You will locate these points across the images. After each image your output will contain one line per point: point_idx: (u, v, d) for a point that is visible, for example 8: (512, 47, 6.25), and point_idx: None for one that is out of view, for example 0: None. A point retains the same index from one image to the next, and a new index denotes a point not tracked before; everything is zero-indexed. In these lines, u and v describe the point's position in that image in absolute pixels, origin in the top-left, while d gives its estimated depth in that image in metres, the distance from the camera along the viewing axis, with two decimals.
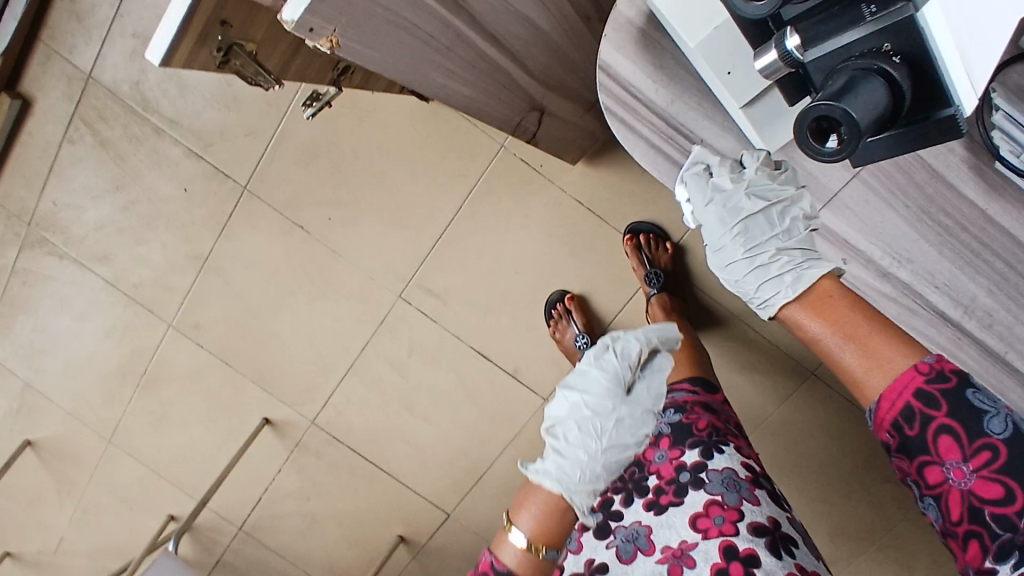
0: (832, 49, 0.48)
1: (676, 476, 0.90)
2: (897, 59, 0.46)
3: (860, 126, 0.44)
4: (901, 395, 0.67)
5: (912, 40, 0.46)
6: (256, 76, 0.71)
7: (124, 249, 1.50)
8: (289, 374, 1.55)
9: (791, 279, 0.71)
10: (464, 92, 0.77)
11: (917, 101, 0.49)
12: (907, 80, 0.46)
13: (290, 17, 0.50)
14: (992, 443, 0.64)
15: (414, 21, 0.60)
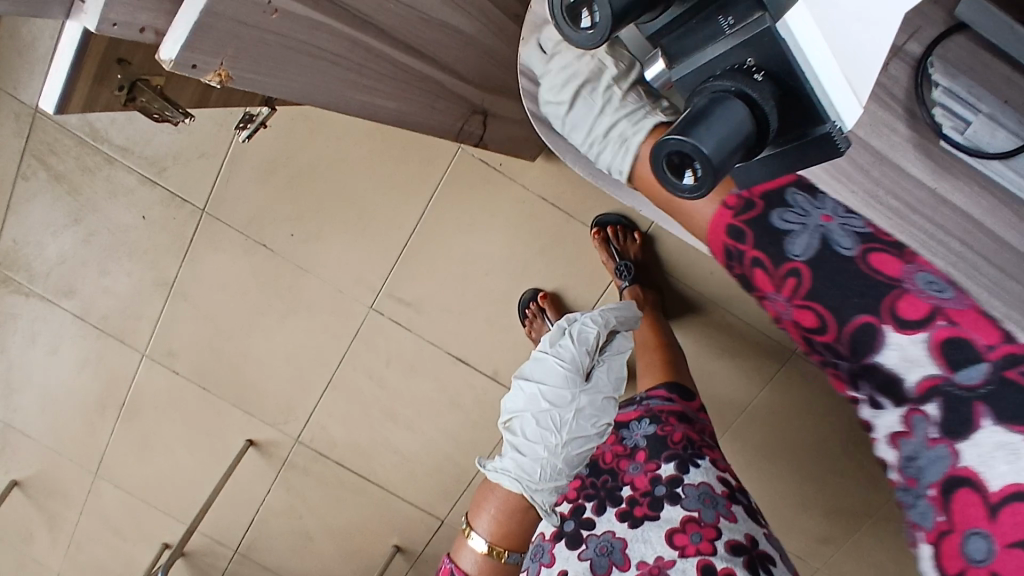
0: (695, 66, 0.35)
1: (651, 488, 0.88)
2: (760, 76, 0.33)
3: (718, 164, 0.30)
4: (721, 221, 0.53)
5: (778, 54, 0.32)
6: (165, 110, 0.69)
7: (88, 282, 1.47)
8: (268, 395, 1.53)
9: (617, 146, 0.57)
10: (391, 106, 0.74)
11: (791, 125, 0.35)
12: (773, 103, 0.33)
13: (168, 56, 0.48)
14: (796, 266, 0.48)
15: (314, 43, 0.57)
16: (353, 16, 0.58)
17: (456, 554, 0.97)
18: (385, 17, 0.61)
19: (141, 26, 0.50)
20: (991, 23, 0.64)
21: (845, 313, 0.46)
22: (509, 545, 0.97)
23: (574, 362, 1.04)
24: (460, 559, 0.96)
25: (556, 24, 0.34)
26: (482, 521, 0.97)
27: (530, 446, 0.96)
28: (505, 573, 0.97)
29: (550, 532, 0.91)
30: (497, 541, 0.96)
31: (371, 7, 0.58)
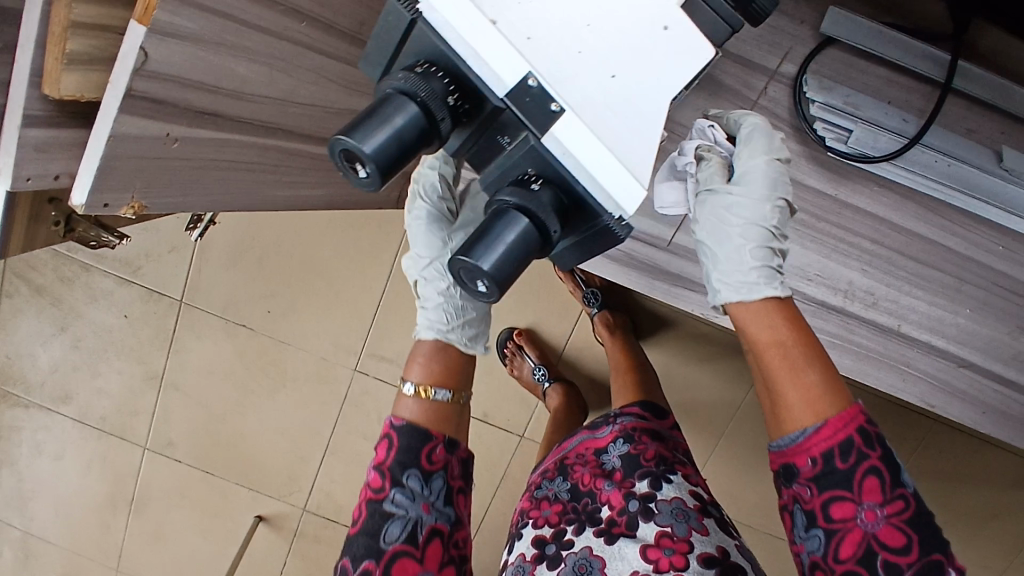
0: (494, 173, 0.44)
1: (626, 506, 0.86)
2: (536, 187, 0.42)
3: (490, 276, 0.41)
4: (845, 429, 0.57)
5: (545, 164, 0.42)
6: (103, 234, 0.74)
7: (83, 385, 1.51)
8: (270, 468, 1.55)
9: (763, 273, 0.60)
10: (320, 193, 0.78)
11: (579, 218, 0.44)
12: (549, 204, 0.42)
13: (80, 201, 0.52)
14: (905, 494, 0.57)
15: (224, 156, 0.61)
16: (257, 126, 0.62)
17: (392, 408, 0.70)
18: (290, 120, 0.65)
19: (54, 174, 0.55)
20: (862, 32, 0.62)
21: (920, 530, 0.56)
22: (443, 382, 0.69)
23: (433, 208, 0.71)
24: (395, 411, 0.70)
25: (354, 180, 0.43)
26: (410, 369, 0.70)
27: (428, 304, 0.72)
28: (454, 421, 0.70)
29: (530, 555, 0.85)
30: (435, 378, 0.70)
31: (273, 115, 0.63)
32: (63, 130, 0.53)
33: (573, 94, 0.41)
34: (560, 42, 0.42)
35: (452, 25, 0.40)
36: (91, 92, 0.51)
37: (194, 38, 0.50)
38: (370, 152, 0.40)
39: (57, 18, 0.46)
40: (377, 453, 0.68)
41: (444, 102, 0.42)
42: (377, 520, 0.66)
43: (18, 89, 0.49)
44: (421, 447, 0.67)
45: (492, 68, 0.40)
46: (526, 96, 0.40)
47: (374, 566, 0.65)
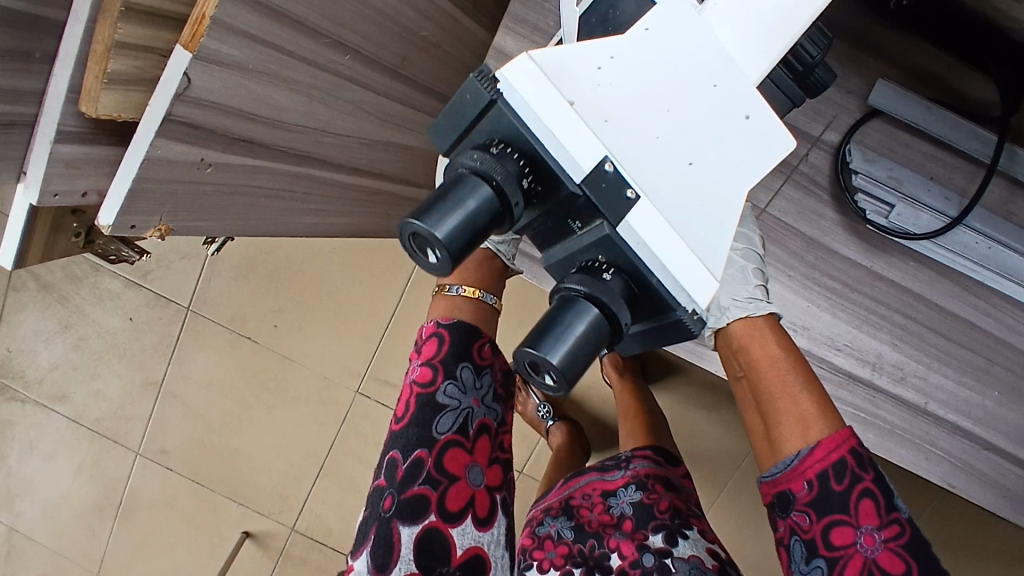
0: (562, 254, 0.43)
1: (639, 558, 0.81)
2: (608, 276, 0.40)
3: (555, 366, 0.38)
4: (838, 450, 0.56)
5: (618, 253, 0.40)
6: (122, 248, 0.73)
7: (81, 386, 1.49)
8: (262, 485, 1.52)
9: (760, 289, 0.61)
10: (344, 221, 0.77)
11: (650, 308, 0.42)
12: (621, 293, 0.40)
13: (106, 221, 0.50)
14: (900, 519, 0.56)
15: (253, 184, 0.60)
16: (290, 154, 0.61)
17: (433, 314, 0.70)
18: (322, 148, 0.64)
19: (82, 190, 0.53)
20: (911, 107, 0.61)
21: (918, 553, 0.55)
22: (489, 287, 0.70)
23: None
24: (434, 315, 0.69)
25: (422, 262, 0.40)
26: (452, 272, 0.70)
27: None
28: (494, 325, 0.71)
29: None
30: (473, 283, 0.70)
31: (307, 144, 0.62)
32: (95, 147, 0.52)
33: (648, 181, 0.39)
34: (638, 126, 0.39)
35: (532, 107, 0.38)
36: (127, 111, 0.50)
37: (239, 66, 0.49)
38: (443, 238, 0.38)
39: (102, 37, 0.45)
40: (424, 354, 0.67)
41: (519, 185, 0.39)
42: (428, 414, 0.65)
43: (54, 104, 0.48)
44: (472, 343, 0.67)
45: (570, 151, 0.38)
46: (602, 181, 0.38)
47: (426, 456, 0.65)
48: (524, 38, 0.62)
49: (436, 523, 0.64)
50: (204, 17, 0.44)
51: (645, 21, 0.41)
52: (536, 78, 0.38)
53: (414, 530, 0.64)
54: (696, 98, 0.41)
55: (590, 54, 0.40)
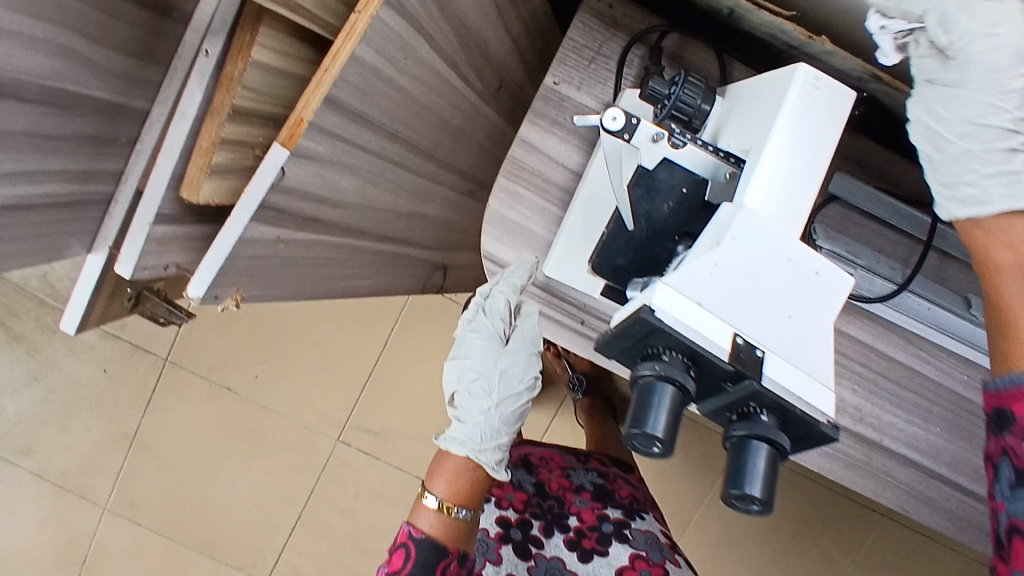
0: (718, 402, 0.41)
1: (598, 524, 0.93)
2: (763, 416, 0.39)
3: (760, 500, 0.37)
4: None
5: (768, 400, 0.39)
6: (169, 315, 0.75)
7: (47, 440, 1.46)
8: (236, 538, 1.51)
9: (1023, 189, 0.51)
10: (367, 282, 0.84)
11: (795, 433, 0.41)
12: (784, 432, 0.39)
13: (195, 292, 0.56)
14: None
15: (309, 255, 0.67)
16: (341, 228, 0.68)
17: (409, 517, 0.72)
18: (364, 222, 0.72)
19: (164, 265, 0.58)
20: (862, 194, 0.74)
21: None
22: (466, 501, 0.72)
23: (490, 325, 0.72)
24: (414, 521, 0.71)
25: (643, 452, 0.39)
26: (434, 480, 0.72)
27: (464, 419, 0.72)
28: (468, 536, 0.73)
29: (494, 534, 0.90)
30: (445, 498, 0.71)
31: (354, 219, 0.69)
32: (181, 227, 0.57)
33: (768, 335, 0.39)
34: (751, 313, 0.39)
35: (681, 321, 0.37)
36: (221, 197, 0.55)
37: (318, 158, 0.57)
38: (660, 434, 0.37)
39: (210, 133, 0.52)
40: (390, 564, 0.70)
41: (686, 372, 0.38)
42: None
43: (157, 190, 0.53)
44: (432, 565, 0.69)
45: (711, 338, 0.38)
46: (741, 353, 0.38)
47: None
48: (545, 130, 0.73)
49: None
50: (303, 121, 0.52)
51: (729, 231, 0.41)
52: (668, 299, 0.38)
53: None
54: (795, 279, 0.41)
55: (695, 269, 0.40)
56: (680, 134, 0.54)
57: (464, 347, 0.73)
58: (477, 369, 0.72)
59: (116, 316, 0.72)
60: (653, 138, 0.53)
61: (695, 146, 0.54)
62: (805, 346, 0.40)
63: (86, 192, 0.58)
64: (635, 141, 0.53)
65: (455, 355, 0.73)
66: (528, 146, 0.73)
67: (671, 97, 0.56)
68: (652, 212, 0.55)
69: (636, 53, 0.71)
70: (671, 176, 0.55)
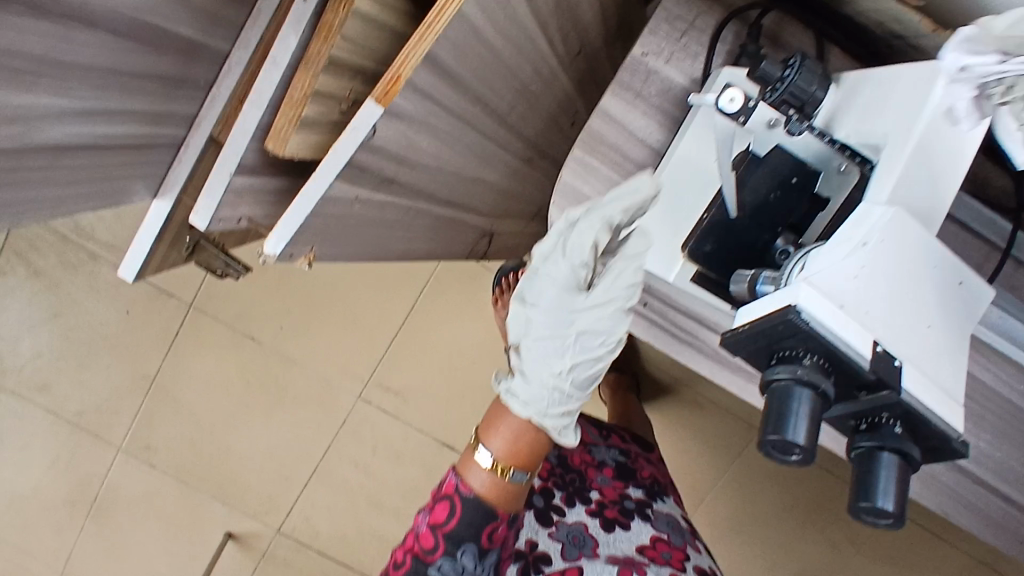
0: (845, 411, 0.40)
1: (621, 500, 0.82)
2: (896, 428, 0.39)
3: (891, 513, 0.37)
4: None
5: (909, 412, 0.38)
6: (225, 267, 0.72)
7: (66, 378, 1.45)
8: (250, 486, 1.51)
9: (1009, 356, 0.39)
10: (422, 246, 0.82)
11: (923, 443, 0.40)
12: (916, 445, 0.39)
13: (273, 250, 0.54)
14: None
15: (380, 216, 0.64)
16: (412, 190, 0.65)
17: (457, 464, 0.61)
18: (433, 185, 0.69)
19: (238, 218, 0.55)
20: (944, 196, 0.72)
21: None
22: (525, 462, 0.59)
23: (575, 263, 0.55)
24: (463, 473, 0.60)
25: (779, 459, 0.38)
26: (491, 434, 0.59)
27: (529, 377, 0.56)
28: (521, 499, 0.61)
29: None
30: (501, 456, 0.58)
31: (425, 182, 0.66)
32: (258, 180, 0.54)
33: (908, 346, 0.39)
34: (888, 320, 0.38)
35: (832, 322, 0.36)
36: (304, 152, 0.53)
37: (407, 117, 0.54)
38: (802, 442, 0.35)
39: (301, 84, 0.49)
40: (431, 517, 0.61)
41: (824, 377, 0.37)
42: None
43: (242, 140, 0.50)
44: (478, 531, 0.60)
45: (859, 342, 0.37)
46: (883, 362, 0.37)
47: None
48: (628, 102, 0.69)
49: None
50: (401, 78, 0.50)
51: (878, 233, 0.39)
52: (816, 300, 0.37)
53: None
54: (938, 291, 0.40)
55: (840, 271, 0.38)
56: (797, 120, 0.51)
57: (537, 286, 0.56)
58: (554, 318, 0.55)
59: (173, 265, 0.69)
60: (769, 123, 0.51)
61: (810, 134, 0.51)
62: (942, 358, 0.40)
63: (159, 135, 0.54)
64: (748, 126, 0.51)
65: (523, 297, 0.57)
66: (608, 118, 0.69)
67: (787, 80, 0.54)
68: (759, 203, 0.53)
69: (732, 29, 0.68)
70: (783, 164, 0.52)
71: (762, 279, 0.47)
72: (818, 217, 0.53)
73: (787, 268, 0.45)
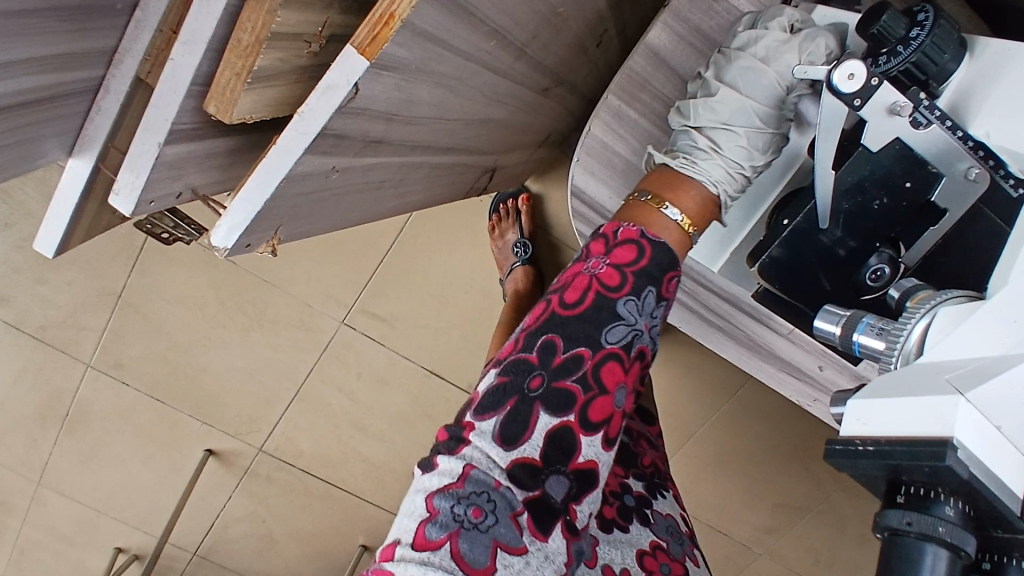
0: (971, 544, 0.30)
1: (621, 494, 0.75)
2: None
3: None
4: None
5: None
6: (178, 229, 0.57)
7: (23, 291, 1.32)
8: (229, 407, 1.45)
9: None
10: (416, 196, 0.69)
11: None
12: None
13: (223, 243, 0.42)
14: None
15: (364, 180, 0.51)
16: (407, 146, 0.52)
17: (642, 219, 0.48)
18: (431, 136, 0.55)
19: (178, 191, 0.43)
20: None
21: None
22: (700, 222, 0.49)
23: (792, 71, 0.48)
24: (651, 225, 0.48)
25: None
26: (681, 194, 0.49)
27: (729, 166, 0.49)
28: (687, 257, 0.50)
29: None
30: (692, 214, 0.49)
31: (423, 134, 0.53)
32: (203, 146, 0.41)
33: None
34: None
35: (983, 461, 0.27)
36: (258, 112, 0.39)
37: (403, 67, 0.40)
38: None
39: (253, 22, 0.34)
40: (614, 257, 0.46)
41: (967, 526, 0.28)
42: (600, 316, 0.45)
43: (173, 99, 0.36)
44: (666, 274, 0.47)
45: (1002, 467, 0.28)
46: None
47: (587, 358, 0.44)
48: (681, 39, 0.55)
49: (574, 427, 0.43)
50: (394, 19, 0.35)
51: None
52: (969, 424, 0.27)
53: (544, 429, 0.43)
54: None
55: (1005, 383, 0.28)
56: (926, 109, 0.40)
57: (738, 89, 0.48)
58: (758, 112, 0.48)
59: (118, 226, 0.56)
60: (892, 110, 0.40)
61: (941, 128, 0.39)
62: None
63: (61, 82, 0.40)
64: (864, 111, 0.41)
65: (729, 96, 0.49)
66: (654, 59, 0.56)
67: (916, 43, 0.40)
68: (860, 210, 0.42)
69: None
70: (895, 162, 0.41)
71: (863, 324, 0.37)
72: (927, 231, 0.42)
73: (908, 323, 0.34)
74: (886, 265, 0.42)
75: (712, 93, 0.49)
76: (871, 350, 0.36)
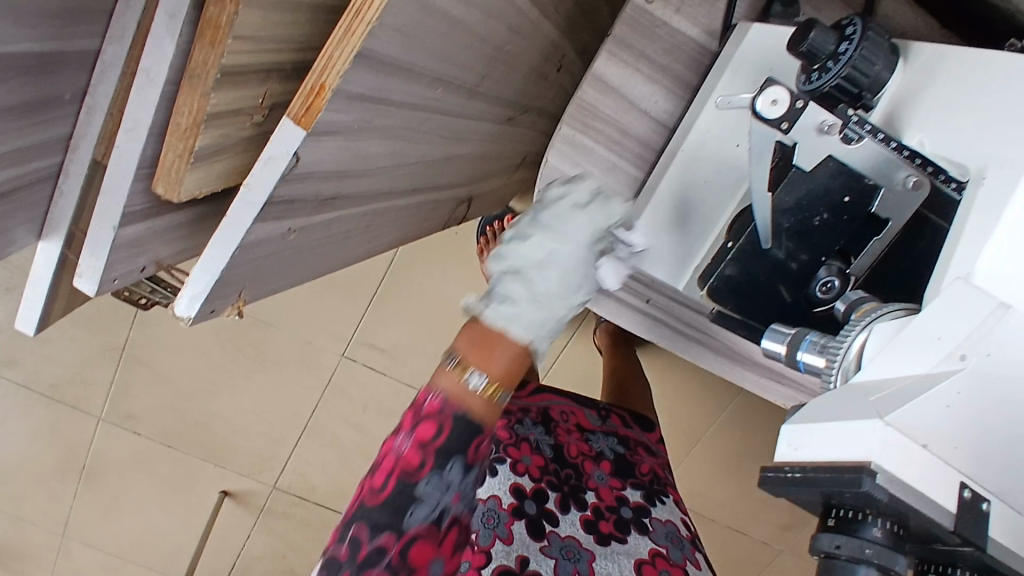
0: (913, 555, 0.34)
1: (619, 507, 0.75)
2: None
3: None
4: None
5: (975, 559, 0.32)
6: (155, 292, 0.58)
7: (31, 351, 1.35)
8: (240, 448, 1.47)
9: None
10: (390, 237, 0.70)
11: None
12: None
13: (186, 312, 0.44)
14: None
15: (326, 233, 0.53)
16: (366, 196, 0.53)
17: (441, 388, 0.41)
18: (391, 183, 0.56)
19: (141, 265, 0.45)
20: None
21: None
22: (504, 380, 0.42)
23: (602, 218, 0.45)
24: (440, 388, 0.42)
25: None
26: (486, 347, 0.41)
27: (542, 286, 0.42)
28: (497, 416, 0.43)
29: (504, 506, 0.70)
30: (499, 377, 0.41)
31: (381, 183, 0.54)
32: (161, 221, 0.43)
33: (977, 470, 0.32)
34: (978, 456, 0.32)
35: (906, 476, 0.30)
36: (207, 186, 0.41)
37: (343, 130, 0.41)
38: None
39: (189, 107, 0.36)
40: (416, 434, 0.42)
41: (893, 544, 0.32)
42: (400, 502, 0.42)
43: (120, 183, 0.38)
44: (468, 446, 0.42)
45: (931, 482, 0.31)
46: (965, 512, 0.32)
47: (392, 545, 0.42)
48: (627, 65, 0.56)
49: None
50: (325, 89, 0.36)
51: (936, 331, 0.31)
52: (887, 445, 0.30)
53: None
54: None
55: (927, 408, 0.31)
56: (855, 125, 0.42)
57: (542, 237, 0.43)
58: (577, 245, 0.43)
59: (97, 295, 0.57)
60: (822, 129, 0.42)
61: (873, 141, 0.41)
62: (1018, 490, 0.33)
63: (19, 176, 0.42)
64: (793, 132, 0.43)
65: (544, 224, 0.44)
66: (603, 86, 0.57)
67: (845, 58, 0.41)
68: (803, 227, 0.43)
69: None
70: (834, 177, 0.42)
71: (805, 342, 0.38)
72: (874, 241, 0.43)
73: (847, 338, 0.35)
74: (835, 277, 0.43)
75: (525, 231, 0.44)
76: (813, 367, 0.36)
